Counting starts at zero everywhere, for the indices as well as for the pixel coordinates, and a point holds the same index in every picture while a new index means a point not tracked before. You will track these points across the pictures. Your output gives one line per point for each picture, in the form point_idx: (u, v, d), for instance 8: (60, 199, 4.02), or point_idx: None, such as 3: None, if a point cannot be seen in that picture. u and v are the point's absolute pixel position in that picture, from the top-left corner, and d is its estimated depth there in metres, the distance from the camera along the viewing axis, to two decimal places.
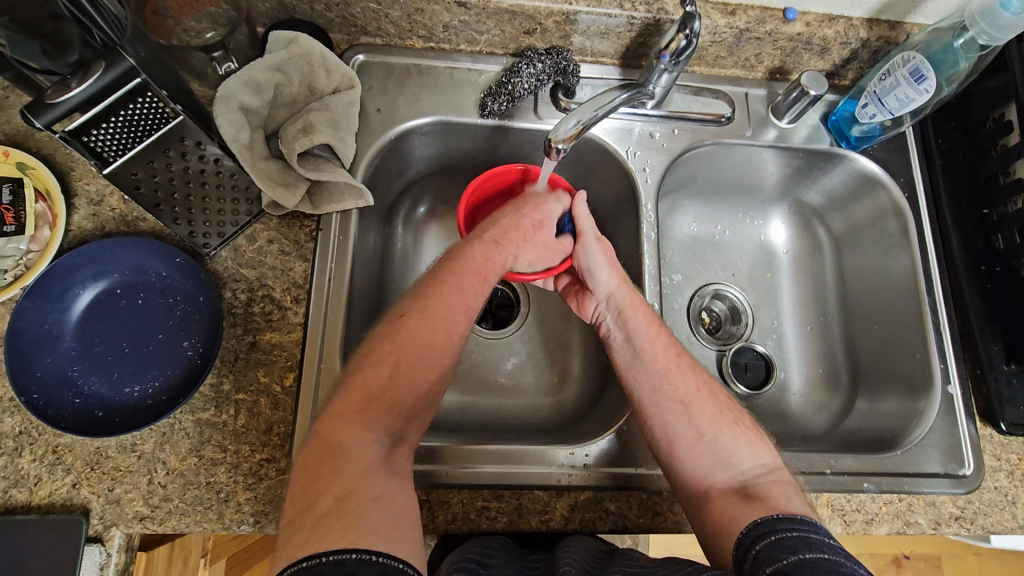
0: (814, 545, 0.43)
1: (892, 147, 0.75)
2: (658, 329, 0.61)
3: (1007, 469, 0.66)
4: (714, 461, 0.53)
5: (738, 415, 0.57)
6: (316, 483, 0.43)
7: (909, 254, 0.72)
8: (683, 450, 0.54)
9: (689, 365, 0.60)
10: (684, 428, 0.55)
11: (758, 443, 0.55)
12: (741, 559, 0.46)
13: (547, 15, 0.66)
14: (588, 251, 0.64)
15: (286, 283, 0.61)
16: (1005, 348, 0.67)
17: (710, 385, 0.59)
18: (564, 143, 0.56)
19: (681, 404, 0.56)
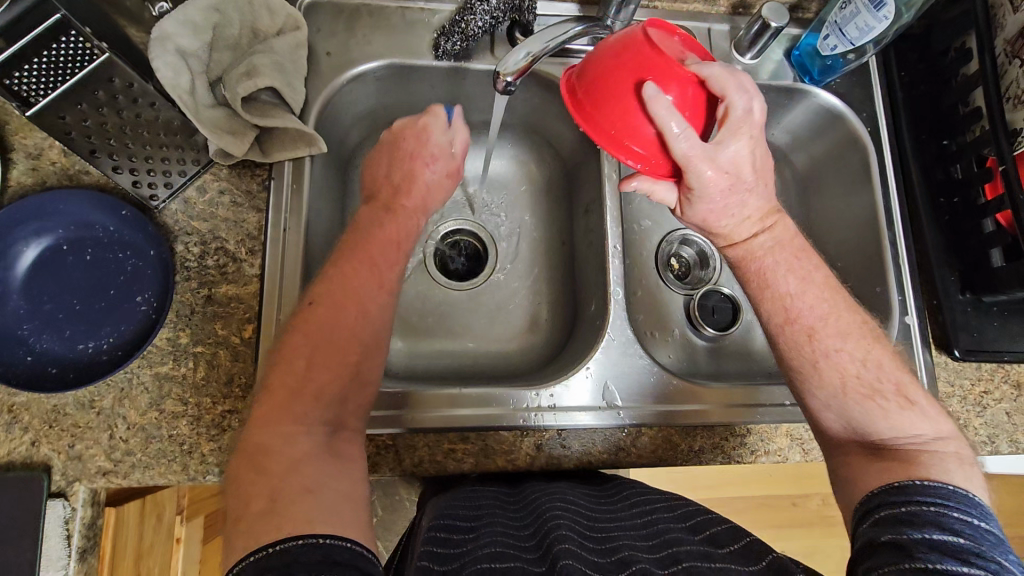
0: (947, 526, 0.44)
1: (855, 81, 0.75)
2: (786, 281, 0.58)
3: (960, 395, 0.68)
4: (846, 424, 0.55)
5: (874, 385, 0.55)
6: (244, 489, 0.45)
7: (870, 189, 0.72)
8: (817, 410, 0.56)
9: (806, 334, 0.57)
10: (811, 395, 0.56)
11: (904, 414, 0.53)
12: (863, 514, 0.48)
13: None
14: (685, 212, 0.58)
15: (240, 235, 0.60)
16: (960, 278, 0.69)
17: (844, 355, 0.56)
18: (514, 76, 0.54)
19: (801, 375, 0.57)
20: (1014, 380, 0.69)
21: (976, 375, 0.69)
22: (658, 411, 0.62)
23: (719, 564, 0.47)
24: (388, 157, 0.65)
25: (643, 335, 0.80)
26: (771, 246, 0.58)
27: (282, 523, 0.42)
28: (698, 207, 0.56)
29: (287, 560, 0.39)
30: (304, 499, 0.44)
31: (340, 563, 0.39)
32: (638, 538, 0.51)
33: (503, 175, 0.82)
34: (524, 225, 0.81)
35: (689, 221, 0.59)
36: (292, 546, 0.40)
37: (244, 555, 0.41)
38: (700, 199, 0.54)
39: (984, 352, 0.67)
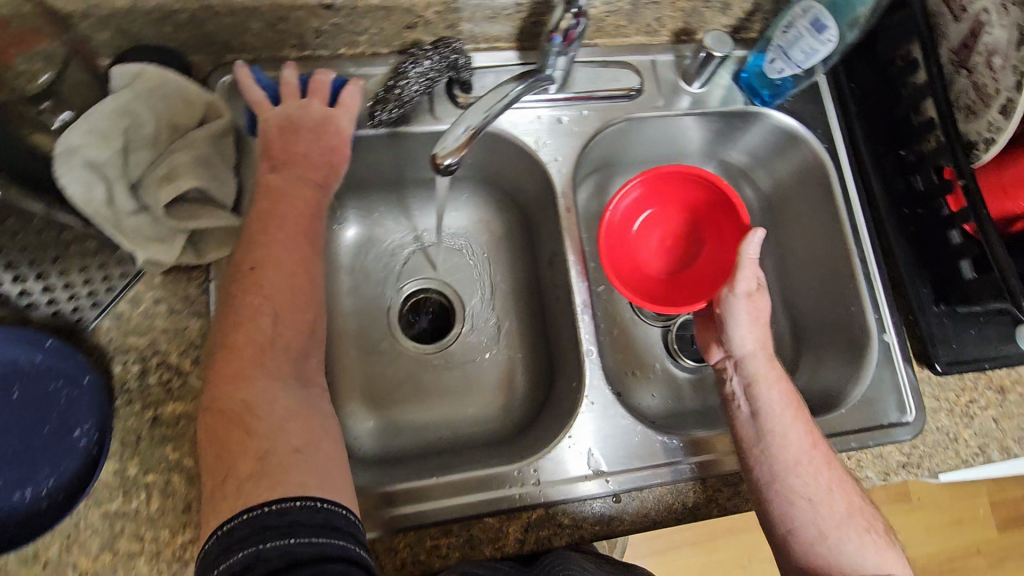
0: None
1: (806, 98, 0.73)
2: (797, 414, 0.59)
3: (947, 408, 0.67)
4: (833, 561, 0.55)
5: (871, 518, 0.57)
6: (229, 451, 0.46)
7: (834, 207, 0.71)
8: (803, 543, 0.56)
9: (827, 461, 0.58)
10: (807, 523, 0.56)
11: (890, 550, 0.56)
12: None
13: (425, 6, 0.60)
14: (737, 308, 0.61)
15: (182, 345, 0.55)
16: (933, 290, 0.67)
17: (844, 484, 0.58)
18: (458, 154, 0.51)
19: (809, 499, 0.56)
20: (997, 385, 0.68)
21: (960, 385, 0.68)
22: (646, 471, 0.60)
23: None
24: (287, 129, 0.57)
25: (624, 378, 0.78)
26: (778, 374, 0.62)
27: (278, 482, 0.44)
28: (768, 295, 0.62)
29: (288, 521, 0.41)
30: (292, 460, 0.45)
31: (339, 527, 0.43)
32: None
33: (461, 228, 0.79)
34: (489, 278, 0.78)
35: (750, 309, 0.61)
36: (293, 507, 0.42)
37: (232, 512, 0.42)
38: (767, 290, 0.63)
39: (965, 363, 0.66)
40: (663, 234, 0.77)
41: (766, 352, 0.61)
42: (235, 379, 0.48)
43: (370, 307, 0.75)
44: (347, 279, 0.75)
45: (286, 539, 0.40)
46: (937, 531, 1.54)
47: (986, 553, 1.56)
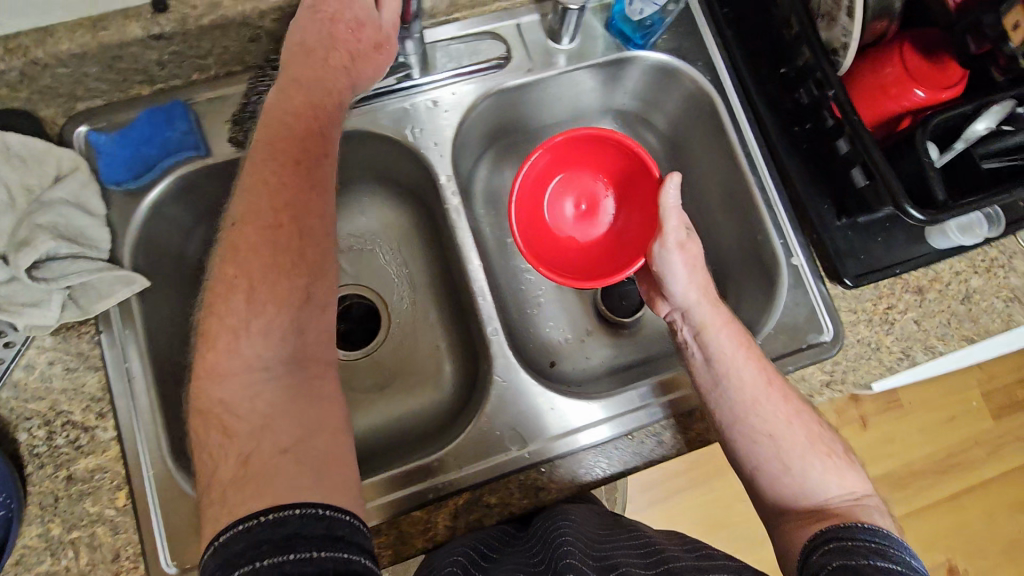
0: (886, 555, 0.47)
1: (681, 32, 0.71)
2: (747, 351, 0.60)
3: (865, 319, 0.66)
4: (796, 490, 0.56)
5: (831, 443, 0.58)
6: (217, 455, 0.46)
7: (727, 137, 0.69)
8: (766, 476, 0.57)
9: (783, 394, 0.59)
10: (769, 458, 0.57)
11: (852, 470, 0.57)
12: (808, 550, 0.50)
13: (260, 17, 0.59)
14: (674, 257, 0.61)
15: (84, 401, 0.56)
16: (834, 205, 0.66)
17: (804, 416, 0.58)
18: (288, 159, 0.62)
19: (768, 434, 0.57)
20: (914, 288, 0.67)
21: (876, 294, 0.67)
22: (603, 425, 0.62)
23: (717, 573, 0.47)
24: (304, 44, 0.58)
25: (560, 347, 0.80)
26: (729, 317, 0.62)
27: (265, 489, 0.42)
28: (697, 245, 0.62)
29: (287, 534, 0.40)
30: (281, 458, 0.45)
31: (341, 537, 0.41)
32: (635, 555, 0.52)
33: (369, 229, 0.79)
34: (405, 273, 0.78)
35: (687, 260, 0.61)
36: (291, 516, 0.41)
37: (229, 523, 0.42)
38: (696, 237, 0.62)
39: (876, 272, 0.65)
40: (576, 198, 0.75)
41: (708, 299, 0.62)
42: (213, 374, 0.48)
43: None
44: None
45: (283, 550, 0.39)
46: (932, 431, 1.55)
47: (985, 444, 1.57)
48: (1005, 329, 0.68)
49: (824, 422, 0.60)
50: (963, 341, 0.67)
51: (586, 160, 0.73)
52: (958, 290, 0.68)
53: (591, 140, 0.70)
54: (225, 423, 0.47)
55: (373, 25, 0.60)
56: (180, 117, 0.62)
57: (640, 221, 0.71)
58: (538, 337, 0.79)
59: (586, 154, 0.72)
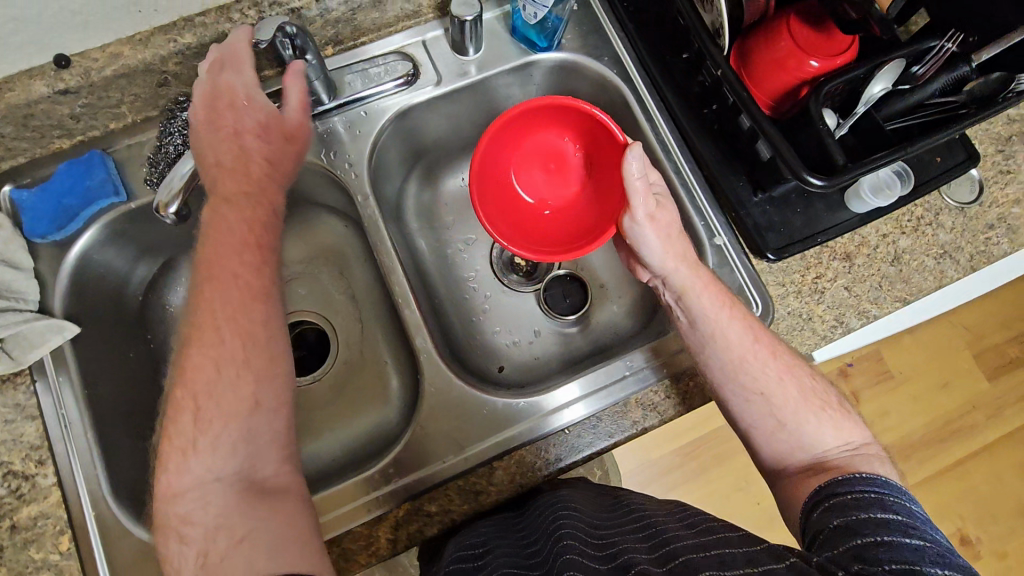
0: (886, 505, 0.46)
1: (584, 29, 0.73)
2: (730, 311, 0.60)
3: (794, 290, 0.66)
4: (793, 445, 0.57)
5: (824, 395, 0.58)
6: (180, 558, 0.48)
7: (639, 126, 0.71)
8: (762, 436, 0.58)
9: (771, 353, 0.59)
10: (763, 418, 0.58)
11: (846, 420, 0.58)
12: (812, 506, 0.51)
13: (163, 62, 0.61)
14: (644, 231, 0.60)
15: (24, 450, 0.58)
16: (749, 181, 0.66)
17: (793, 370, 0.59)
18: (180, 195, 0.56)
19: (761, 394, 0.58)
20: (842, 254, 0.67)
21: (803, 264, 0.66)
22: (573, 407, 0.62)
23: (715, 549, 0.46)
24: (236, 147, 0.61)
25: (507, 350, 0.80)
26: (708, 278, 0.61)
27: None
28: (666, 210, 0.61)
29: None
30: (238, 550, 0.46)
31: None
32: (638, 539, 0.52)
33: (307, 255, 0.80)
34: (346, 294, 0.79)
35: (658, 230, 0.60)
36: None
37: None
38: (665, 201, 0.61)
39: (796, 243, 0.65)
40: (540, 166, 0.72)
41: (687, 262, 0.60)
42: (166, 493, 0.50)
43: None
44: None
45: None
46: (926, 399, 1.53)
47: (983, 407, 1.54)
48: (938, 286, 0.67)
49: (816, 375, 0.60)
50: (897, 302, 0.66)
51: (545, 125, 0.69)
52: (887, 253, 0.68)
53: (539, 109, 0.66)
54: (182, 533, 0.48)
55: (277, 116, 0.62)
56: (98, 164, 0.63)
57: (609, 182, 0.68)
58: (484, 342, 0.80)
59: (541, 119, 0.68)
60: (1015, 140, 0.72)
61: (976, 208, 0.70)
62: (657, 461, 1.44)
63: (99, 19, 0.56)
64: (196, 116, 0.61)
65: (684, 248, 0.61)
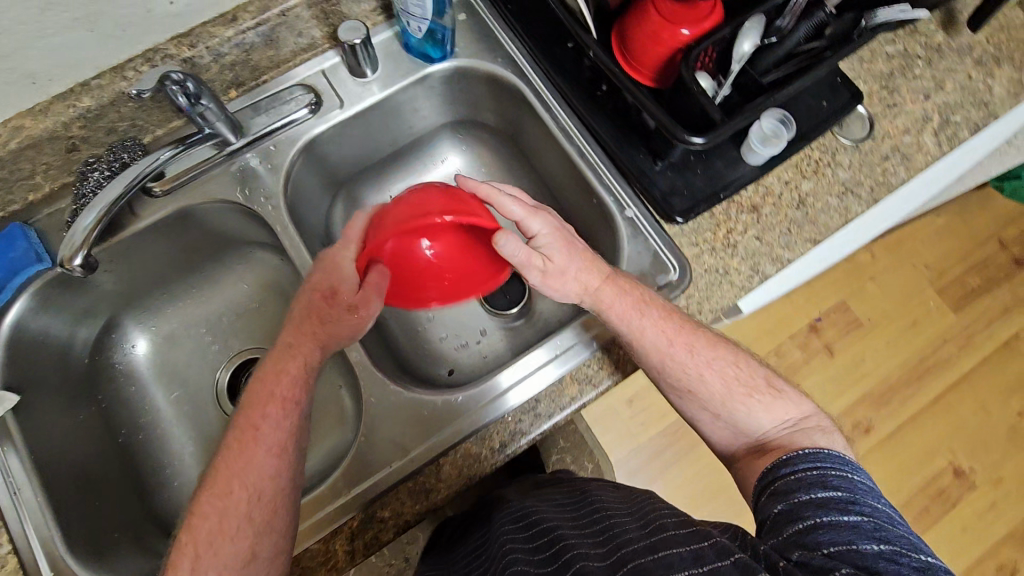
0: (826, 483, 0.46)
1: (475, 35, 0.76)
2: (644, 317, 0.60)
3: (708, 248, 0.68)
4: (734, 431, 0.59)
5: (751, 381, 0.59)
6: None
7: (539, 116, 0.74)
8: (705, 425, 0.61)
9: (688, 350, 0.60)
10: (699, 411, 0.61)
11: (778, 401, 0.59)
12: (761, 490, 0.51)
13: (67, 128, 0.63)
14: (541, 285, 0.60)
15: None
16: (647, 152, 0.69)
17: (716, 363, 0.60)
18: (83, 248, 0.59)
19: (687, 390, 0.60)
20: (749, 207, 0.69)
21: (713, 222, 0.69)
22: (516, 390, 0.63)
23: (663, 552, 0.45)
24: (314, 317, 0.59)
25: (455, 354, 0.81)
26: (621, 292, 0.61)
27: None
28: (557, 256, 0.59)
29: None
30: None
31: None
32: (593, 545, 0.51)
33: (248, 294, 0.82)
34: None
35: (554, 279, 0.60)
36: None
37: None
38: (552, 247, 0.59)
39: (701, 203, 0.67)
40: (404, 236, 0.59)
41: (593, 292, 0.60)
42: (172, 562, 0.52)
43: (197, 402, 0.78)
44: (160, 395, 0.78)
45: None
46: (897, 341, 1.56)
47: (954, 340, 1.57)
48: (845, 222, 0.70)
49: (742, 359, 0.61)
50: (808, 244, 0.69)
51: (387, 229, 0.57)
52: (792, 198, 0.70)
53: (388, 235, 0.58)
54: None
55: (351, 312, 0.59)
56: (19, 236, 0.65)
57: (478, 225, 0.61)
58: (431, 350, 0.81)
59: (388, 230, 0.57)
60: (897, 74, 0.75)
61: (869, 142, 0.72)
62: (644, 446, 1.48)
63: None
64: (298, 304, 0.61)
65: (592, 271, 0.61)
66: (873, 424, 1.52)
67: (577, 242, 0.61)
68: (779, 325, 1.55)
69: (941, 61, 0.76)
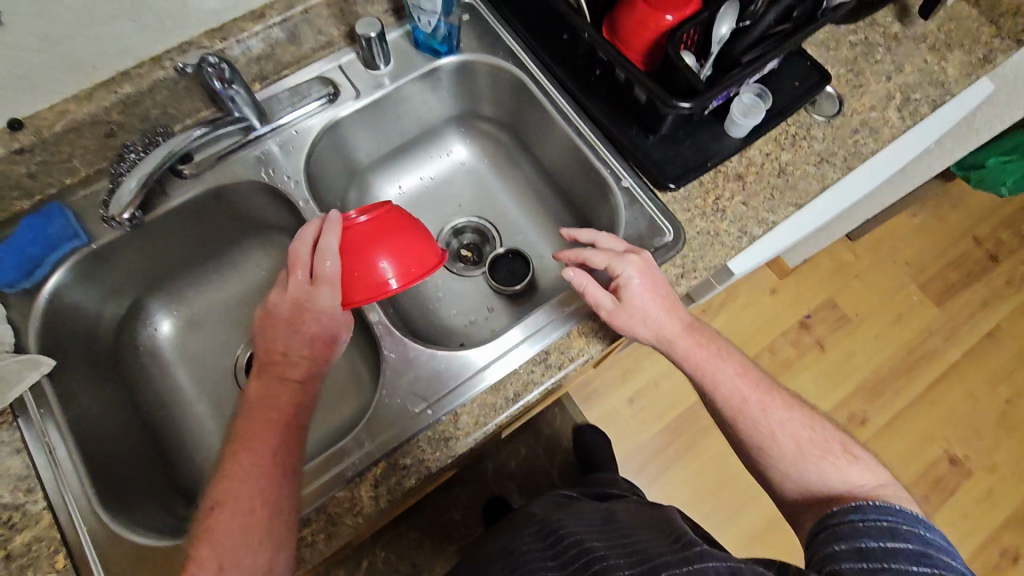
0: (899, 536, 0.49)
1: (478, 32, 0.83)
2: (718, 369, 0.65)
3: (699, 213, 0.74)
4: (804, 492, 0.61)
5: (825, 445, 0.62)
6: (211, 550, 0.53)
7: (539, 102, 0.81)
8: (775, 482, 0.63)
9: (759, 407, 0.64)
10: (772, 467, 0.63)
11: (854, 467, 0.60)
12: (820, 528, 0.53)
13: (107, 112, 0.69)
14: (618, 322, 0.65)
15: (10, 483, 0.60)
16: (640, 127, 0.75)
17: (789, 422, 0.63)
18: (131, 207, 0.66)
19: (756, 444, 0.63)
20: (735, 175, 0.76)
21: (702, 189, 0.75)
22: (493, 366, 0.67)
23: (699, 564, 0.49)
24: (292, 321, 0.62)
25: (465, 328, 0.85)
26: (697, 341, 0.66)
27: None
28: (633, 302, 0.65)
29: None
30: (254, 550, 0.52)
31: None
32: (622, 555, 0.55)
33: (266, 277, 0.86)
34: None
35: (627, 319, 0.65)
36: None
37: None
38: (629, 294, 0.65)
39: (691, 171, 0.74)
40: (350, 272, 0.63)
41: (666, 337, 0.65)
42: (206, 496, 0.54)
43: (217, 380, 0.81)
44: (183, 374, 0.81)
45: None
46: (885, 335, 1.61)
47: (939, 332, 1.62)
48: (823, 188, 0.76)
49: (817, 423, 0.64)
50: (790, 208, 0.75)
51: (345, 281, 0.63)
52: (773, 167, 0.76)
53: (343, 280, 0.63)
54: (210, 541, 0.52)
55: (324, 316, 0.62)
56: (57, 214, 0.69)
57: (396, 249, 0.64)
58: (441, 325, 0.85)
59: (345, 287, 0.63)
60: (860, 60, 0.83)
61: (840, 118, 0.80)
62: (647, 444, 1.50)
63: (45, 79, 0.64)
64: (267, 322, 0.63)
65: (669, 316, 0.65)
66: (867, 416, 1.55)
67: (668, 292, 0.67)
68: (771, 322, 1.60)
69: (899, 48, 0.84)
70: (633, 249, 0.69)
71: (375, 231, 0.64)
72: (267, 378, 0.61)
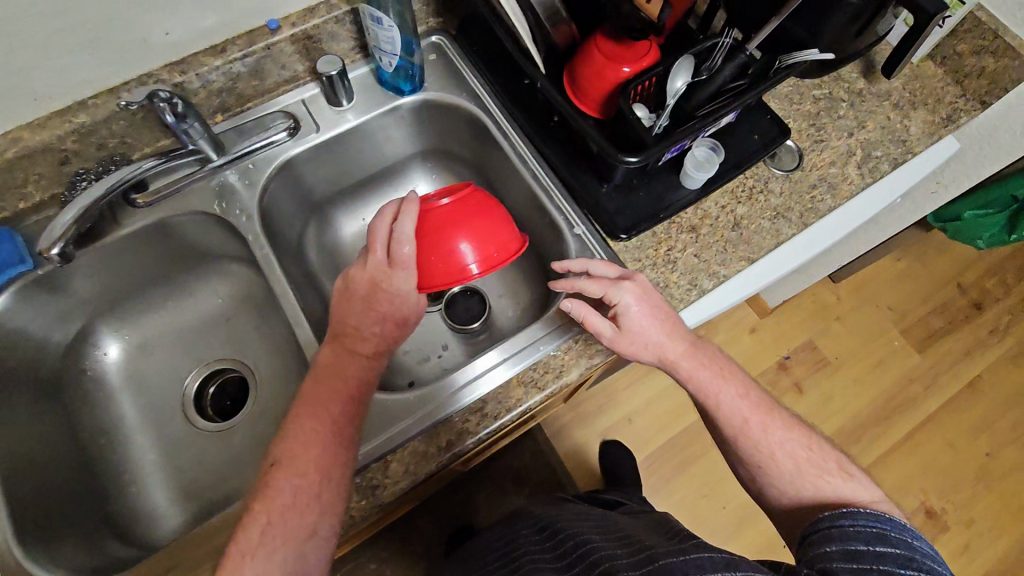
0: (889, 540, 0.48)
1: (442, 72, 0.84)
2: (719, 388, 0.65)
3: (650, 263, 0.73)
4: (802, 509, 0.60)
5: (821, 463, 0.61)
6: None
7: (499, 144, 0.82)
8: (774, 501, 0.63)
9: (760, 426, 0.63)
10: (773, 486, 0.62)
11: (850, 484, 0.60)
12: (808, 534, 0.52)
13: (61, 141, 0.69)
14: (618, 346, 0.64)
15: None
16: (594, 175, 0.75)
17: (788, 440, 0.63)
18: (60, 241, 0.64)
19: (759, 464, 0.63)
20: (688, 227, 0.75)
21: (655, 240, 0.75)
22: (483, 378, 0.67)
23: (693, 553, 0.45)
24: (367, 301, 0.63)
25: (416, 366, 0.84)
26: (699, 360, 0.65)
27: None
28: (632, 325, 0.64)
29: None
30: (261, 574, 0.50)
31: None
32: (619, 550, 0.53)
33: (221, 306, 0.85)
34: (261, 336, 0.84)
35: (627, 343, 0.64)
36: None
37: None
38: (625, 317, 0.64)
39: (642, 222, 0.73)
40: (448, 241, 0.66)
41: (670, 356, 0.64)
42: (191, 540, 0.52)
43: (163, 409, 0.81)
44: (127, 403, 0.80)
45: None
46: (866, 379, 1.59)
47: (920, 379, 1.60)
48: (778, 242, 0.76)
49: (814, 440, 0.64)
50: (743, 261, 0.74)
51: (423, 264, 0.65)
52: (728, 219, 0.76)
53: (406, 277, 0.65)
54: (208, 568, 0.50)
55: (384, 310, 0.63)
56: (5, 238, 0.68)
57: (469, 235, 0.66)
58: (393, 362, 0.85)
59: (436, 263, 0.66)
60: (822, 114, 0.83)
61: (799, 172, 0.79)
62: None
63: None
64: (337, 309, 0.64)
65: (670, 337, 0.64)
66: None
67: (667, 313, 0.65)
68: (750, 361, 1.58)
69: (862, 104, 0.84)
70: (626, 272, 0.68)
71: (449, 211, 0.66)
72: (337, 347, 0.63)
